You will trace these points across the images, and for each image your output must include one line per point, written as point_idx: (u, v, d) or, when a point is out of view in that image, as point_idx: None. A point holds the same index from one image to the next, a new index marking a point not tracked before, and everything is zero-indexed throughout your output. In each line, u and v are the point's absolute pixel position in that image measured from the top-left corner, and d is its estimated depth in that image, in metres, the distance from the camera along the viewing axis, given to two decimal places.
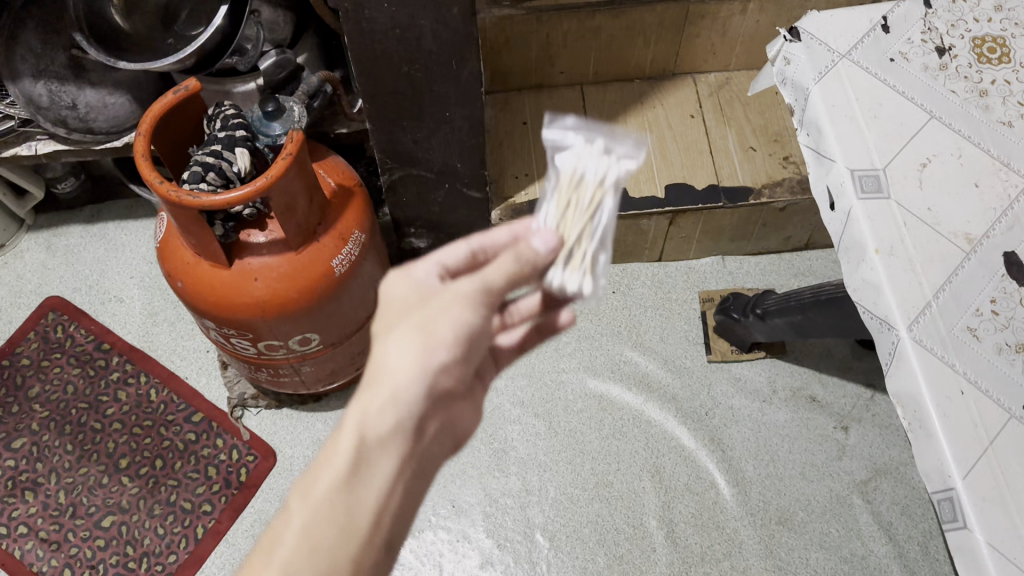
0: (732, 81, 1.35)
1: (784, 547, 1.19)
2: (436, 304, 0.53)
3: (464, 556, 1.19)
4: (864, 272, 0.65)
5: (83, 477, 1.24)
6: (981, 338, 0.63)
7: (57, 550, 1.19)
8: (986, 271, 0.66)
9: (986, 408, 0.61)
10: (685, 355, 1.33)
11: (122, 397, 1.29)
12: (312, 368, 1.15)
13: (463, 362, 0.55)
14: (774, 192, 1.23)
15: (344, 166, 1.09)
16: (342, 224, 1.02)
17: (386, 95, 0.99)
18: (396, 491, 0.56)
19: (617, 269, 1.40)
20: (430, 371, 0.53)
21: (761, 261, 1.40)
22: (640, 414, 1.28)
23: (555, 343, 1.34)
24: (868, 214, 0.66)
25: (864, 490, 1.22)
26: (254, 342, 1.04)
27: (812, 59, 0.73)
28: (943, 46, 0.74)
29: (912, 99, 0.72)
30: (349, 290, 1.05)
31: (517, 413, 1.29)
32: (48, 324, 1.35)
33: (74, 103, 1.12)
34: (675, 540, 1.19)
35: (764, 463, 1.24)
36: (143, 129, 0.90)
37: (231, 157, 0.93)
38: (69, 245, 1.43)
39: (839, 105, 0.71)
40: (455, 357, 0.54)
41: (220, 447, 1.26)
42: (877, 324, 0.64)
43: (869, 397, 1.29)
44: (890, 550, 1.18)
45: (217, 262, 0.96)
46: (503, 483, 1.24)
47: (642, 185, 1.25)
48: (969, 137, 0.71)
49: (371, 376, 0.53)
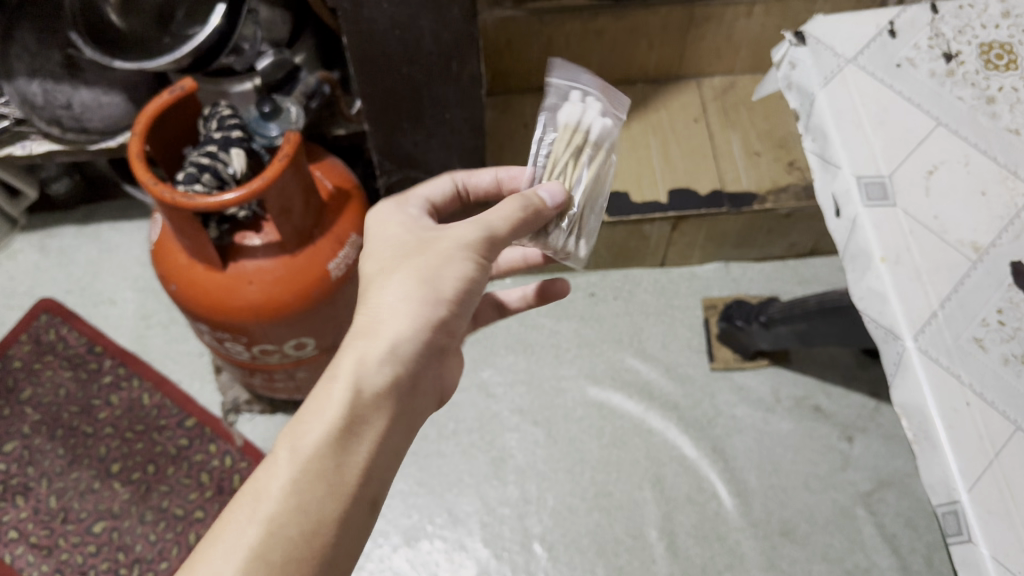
0: (736, 85, 1.33)
1: (786, 559, 1.17)
2: (438, 253, 0.61)
3: (460, 566, 1.17)
4: (869, 281, 0.63)
5: (74, 481, 1.22)
6: (987, 349, 0.61)
7: (46, 556, 1.17)
8: (993, 281, 0.64)
9: (992, 420, 0.59)
10: (686, 363, 1.31)
11: (114, 401, 1.28)
12: (307, 373, 1.13)
13: (459, 313, 0.63)
14: (779, 198, 1.21)
15: (341, 168, 1.07)
16: (339, 228, 1.00)
17: (383, 96, 0.97)
18: (384, 450, 0.58)
19: (618, 275, 1.39)
20: (429, 318, 0.61)
21: (764, 268, 1.38)
22: (640, 423, 1.26)
23: (555, 350, 1.33)
24: (874, 222, 0.64)
25: (868, 501, 1.20)
26: (248, 346, 1.02)
27: (818, 64, 0.71)
28: (951, 52, 0.72)
29: (918, 104, 0.70)
30: (345, 294, 1.03)
31: (515, 420, 1.27)
32: (41, 325, 1.33)
33: (68, 103, 1.10)
34: (676, 551, 1.17)
35: (766, 473, 1.22)
36: (138, 129, 0.88)
37: (227, 158, 0.91)
38: (63, 246, 1.41)
39: (845, 110, 0.69)
40: (451, 307, 0.61)
41: (212, 453, 1.24)
42: (882, 333, 0.62)
43: (874, 407, 1.27)
44: (894, 563, 1.16)
45: (211, 265, 0.94)
46: (500, 492, 1.22)
47: (644, 190, 1.23)
48: (977, 144, 0.68)
49: (373, 325, 0.60)
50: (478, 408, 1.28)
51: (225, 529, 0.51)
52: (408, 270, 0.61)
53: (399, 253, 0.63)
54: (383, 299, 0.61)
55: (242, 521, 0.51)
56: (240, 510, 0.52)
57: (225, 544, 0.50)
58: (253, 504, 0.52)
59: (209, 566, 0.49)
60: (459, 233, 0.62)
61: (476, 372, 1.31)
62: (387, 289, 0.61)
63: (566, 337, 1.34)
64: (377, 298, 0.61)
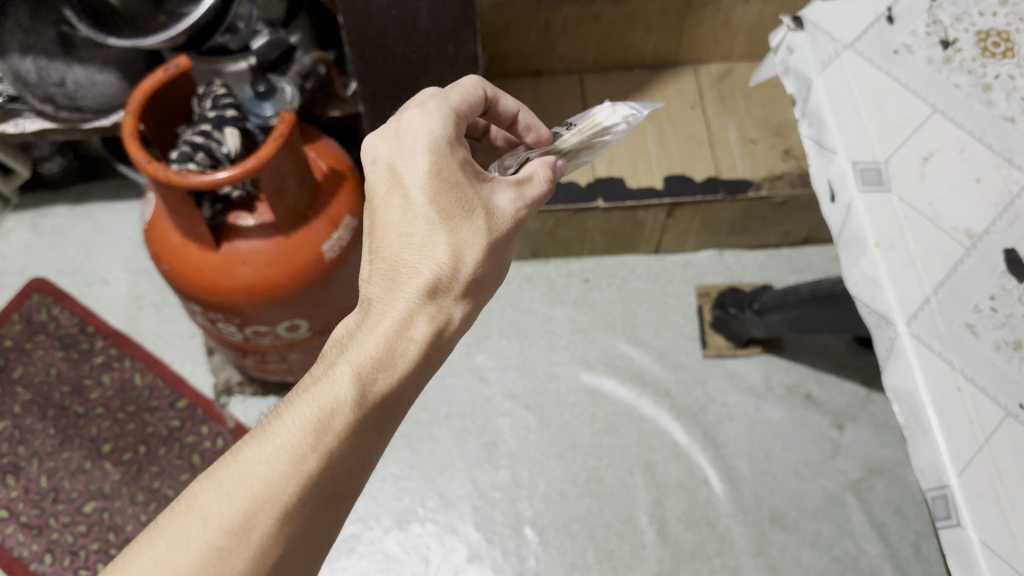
0: (733, 72, 1.33)
1: (776, 545, 1.17)
2: (507, 232, 0.63)
3: (451, 549, 1.17)
4: (863, 267, 0.63)
5: (65, 461, 1.21)
6: (979, 335, 0.62)
7: (37, 536, 1.17)
8: (986, 267, 0.64)
9: (983, 406, 0.59)
10: (679, 350, 1.31)
11: (106, 381, 1.27)
12: (300, 355, 1.13)
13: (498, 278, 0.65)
14: (774, 185, 1.21)
15: (336, 149, 1.06)
16: (333, 208, 1.00)
17: (380, 77, 0.97)
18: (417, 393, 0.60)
19: (613, 262, 1.38)
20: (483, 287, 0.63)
21: (759, 256, 1.39)
22: (632, 408, 1.26)
23: (548, 336, 1.32)
24: (868, 208, 0.64)
25: (858, 489, 1.21)
26: (241, 327, 1.02)
27: (816, 48, 0.71)
28: (948, 39, 0.72)
29: (915, 91, 0.70)
30: (339, 277, 1.02)
31: (508, 405, 1.27)
32: (33, 305, 1.33)
33: (62, 81, 1.09)
34: (666, 536, 1.18)
35: (756, 460, 1.23)
36: (132, 107, 0.88)
37: (221, 137, 0.91)
38: (55, 226, 1.41)
39: (841, 96, 0.69)
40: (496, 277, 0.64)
41: (204, 435, 1.24)
42: (875, 319, 0.62)
43: (865, 396, 1.27)
44: (883, 550, 1.17)
45: (204, 245, 0.93)
46: (492, 476, 1.22)
47: (639, 176, 1.23)
48: (972, 132, 0.68)
49: (443, 281, 0.59)
50: (470, 393, 1.28)
51: (293, 475, 0.52)
52: (478, 244, 0.60)
53: (467, 210, 0.60)
54: (454, 270, 0.60)
55: (307, 471, 0.53)
56: (304, 456, 0.53)
57: (292, 484, 0.52)
58: (317, 454, 0.53)
59: (266, 478, 0.52)
60: (518, 209, 0.63)
61: (469, 357, 1.31)
62: (452, 253, 0.59)
63: (559, 323, 1.33)
64: (442, 259, 0.59)
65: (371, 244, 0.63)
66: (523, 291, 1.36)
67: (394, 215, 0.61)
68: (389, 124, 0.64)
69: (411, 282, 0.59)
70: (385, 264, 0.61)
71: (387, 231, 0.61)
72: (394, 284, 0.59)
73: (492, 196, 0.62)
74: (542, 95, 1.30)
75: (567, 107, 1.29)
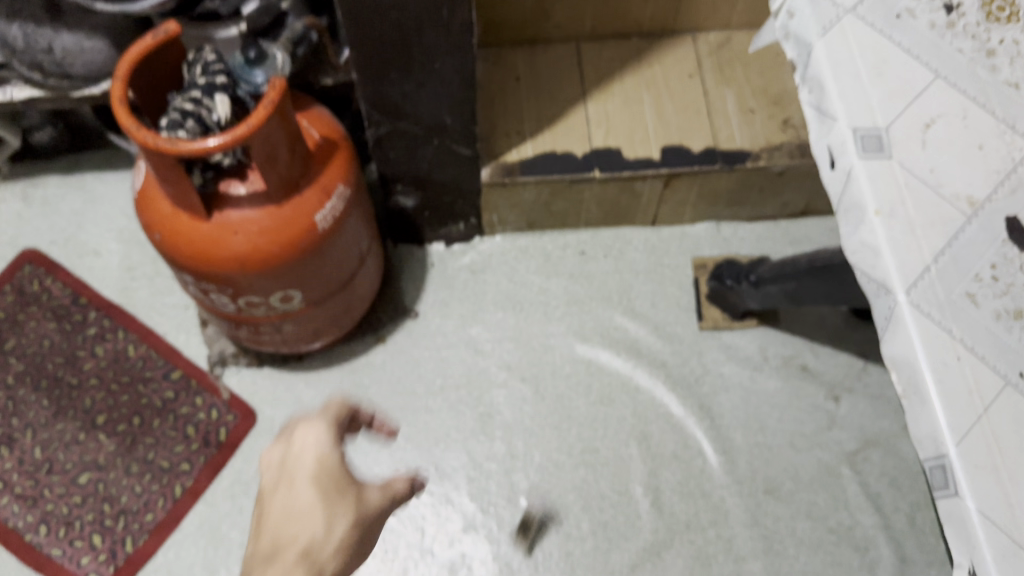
0: (732, 41, 1.31)
1: (770, 516, 1.18)
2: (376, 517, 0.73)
3: (447, 519, 1.18)
4: (863, 235, 0.63)
5: (59, 432, 1.21)
6: (979, 304, 0.61)
7: (32, 507, 1.17)
8: (987, 236, 0.63)
9: (983, 375, 0.59)
10: (676, 322, 1.30)
11: (99, 352, 1.26)
12: (294, 326, 1.12)
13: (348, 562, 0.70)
14: (773, 155, 1.20)
15: (328, 117, 1.05)
16: (325, 177, 0.98)
17: (371, 42, 0.93)
18: None
19: (609, 233, 1.37)
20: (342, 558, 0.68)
21: (756, 228, 1.38)
22: (628, 380, 1.26)
23: (544, 308, 1.32)
24: (869, 175, 0.63)
25: (853, 461, 1.21)
26: (234, 298, 1.01)
27: (817, 13, 0.70)
28: (952, 4, 0.71)
29: (918, 56, 0.68)
30: (332, 247, 1.02)
31: (503, 377, 1.27)
32: (24, 276, 1.32)
33: (49, 47, 1.07)
34: (661, 507, 1.18)
35: (752, 431, 1.23)
36: (120, 73, 0.86)
37: (211, 104, 0.89)
38: (46, 196, 1.39)
39: (842, 61, 0.68)
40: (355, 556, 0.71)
41: (198, 406, 1.23)
42: (875, 287, 0.61)
43: (861, 367, 1.27)
44: (877, 521, 1.17)
45: (196, 215, 0.92)
46: (487, 447, 1.22)
47: (636, 146, 1.21)
48: (975, 98, 0.67)
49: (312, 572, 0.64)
50: (466, 364, 1.28)
51: None
52: (347, 520, 0.69)
53: (341, 494, 0.70)
54: (324, 540, 0.66)
55: None
56: None
57: None
58: None
59: None
60: (385, 498, 0.73)
61: (465, 329, 1.30)
62: (326, 526, 0.67)
63: (555, 295, 1.33)
64: (316, 533, 0.66)
65: (254, 531, 0.69)
66: (518, 263, 1.35)
67: (280, 498, 0.70)
68: (283, 438, 0.75)
69: (286, 554, 0.65)
70: (265, 544, 0.66)
71: (269, 517, 0.69)
72: (272, 553, 0.65)
73: (364, 486, 0.72)
74: (538, 65, 1.29)
75: (563, 76, 1.28)
